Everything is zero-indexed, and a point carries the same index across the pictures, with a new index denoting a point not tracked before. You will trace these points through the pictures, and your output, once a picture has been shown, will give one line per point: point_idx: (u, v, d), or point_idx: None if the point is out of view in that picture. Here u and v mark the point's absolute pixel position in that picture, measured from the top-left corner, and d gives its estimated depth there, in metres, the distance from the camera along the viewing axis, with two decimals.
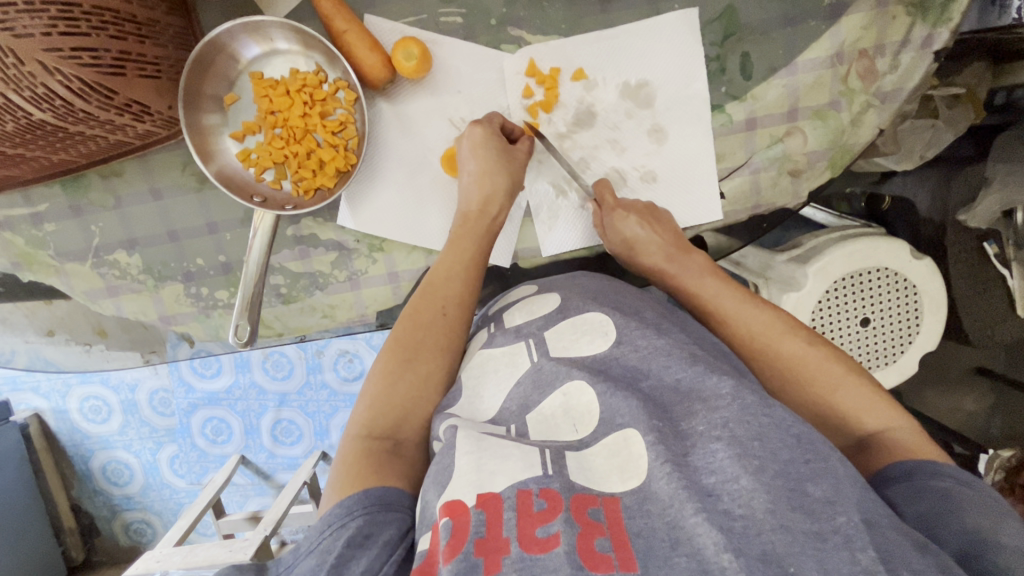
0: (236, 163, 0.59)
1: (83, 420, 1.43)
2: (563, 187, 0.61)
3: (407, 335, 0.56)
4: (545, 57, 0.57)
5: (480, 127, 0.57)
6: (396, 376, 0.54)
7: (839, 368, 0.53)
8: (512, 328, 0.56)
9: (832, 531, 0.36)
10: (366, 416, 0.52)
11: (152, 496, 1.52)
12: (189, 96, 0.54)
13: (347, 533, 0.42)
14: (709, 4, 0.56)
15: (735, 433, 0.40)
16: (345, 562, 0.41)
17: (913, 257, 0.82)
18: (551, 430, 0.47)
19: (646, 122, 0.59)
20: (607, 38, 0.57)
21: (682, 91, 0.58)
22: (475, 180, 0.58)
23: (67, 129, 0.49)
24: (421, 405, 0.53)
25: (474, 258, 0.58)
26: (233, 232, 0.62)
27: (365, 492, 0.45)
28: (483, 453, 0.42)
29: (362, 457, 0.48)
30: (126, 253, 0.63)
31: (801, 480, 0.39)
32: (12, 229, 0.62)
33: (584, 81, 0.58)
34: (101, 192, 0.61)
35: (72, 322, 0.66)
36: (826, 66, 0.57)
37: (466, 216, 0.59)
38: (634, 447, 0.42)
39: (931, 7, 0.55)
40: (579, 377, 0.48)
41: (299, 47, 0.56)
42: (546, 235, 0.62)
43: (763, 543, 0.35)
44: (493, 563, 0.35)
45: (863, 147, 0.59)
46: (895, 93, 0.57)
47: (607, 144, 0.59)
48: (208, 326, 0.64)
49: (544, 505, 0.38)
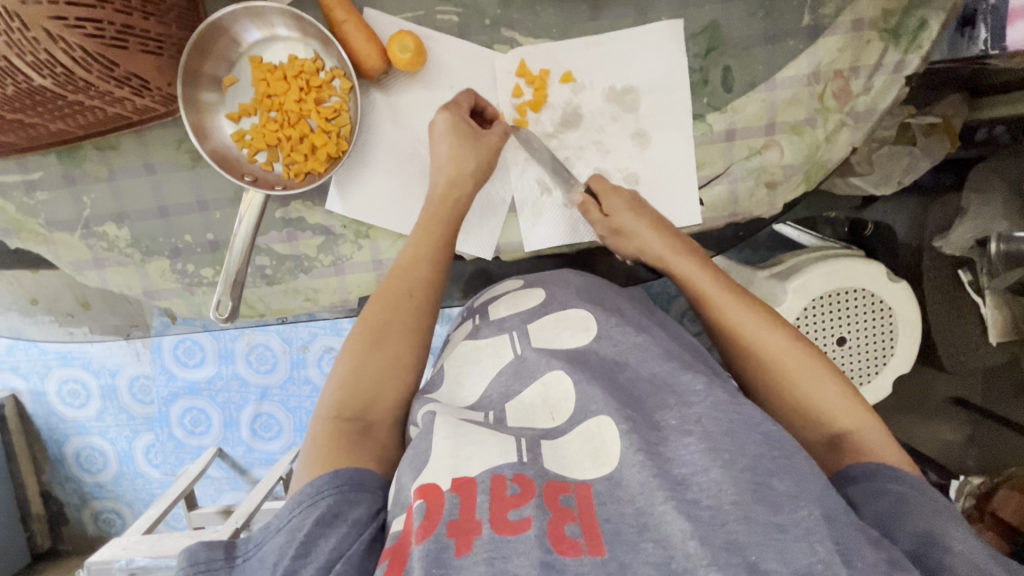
0: (229, 142, 0.60)
1: (60, 404, 1.42)
2: (547, 185, 0.62)
3: (376, 314, 0.57)
4: (535, 58, 0.59)
5: (448, 113, 0.59)
6: (364, 357, 0.55)
7: (817, 367, 0.54)
8: (496, 321, 0.59)
9: (790, 524, 0.37)
10: (336, 397, 0.53)
11: (123, 485, 1.50)
12: (187, 74, 0.56)
13: (316, 512, 0.43)
14: (695, 18, 0.59)
15: (706, 428, 0.43)
16: (314, 540, 0.42)
17: (890, 281, 0.83)
18: (529, 417, 0.49)
19: (630, 127, 0.61)
20: (596, 44, 0.59)
21: (666, 99, 0.60)
22: (447, 165, 0.59)
23: (67, 97, 0.50)
24: (391, 387, 0.54)
25: (441, 243, 0.60)
26: (223, 211, 0.63)
27: (336, 472, 0.46)
28: (461, 439, 0.44)
29: (332, 438, 0.50)
30: (116, 225, 0.63)
31: (768, 475, 0.40)
32: (4, 195, 0.62)
33: (572, 83, 0.60)
34: (95, 164, 0.62)
35: (55, 295, 0.67)
36: (803, 84, 0.59)
37: (435, 199, 0.60)
38: (607, 434, 0.44)
39: (903, 33, 0.58)
40: (558, 366, 0.50)
41: (298, 34, 0.58)
42: (529, 230, 0.63)
43: (728, 532, 0.36)
44: (465, 544, 0.37)
45: (836, 163, 0.61)
46: (868, 113, 0.60)
47: (592, 145, 0.62)
48: (191, 303, 0.65)
49: (518, 490, 0.40)
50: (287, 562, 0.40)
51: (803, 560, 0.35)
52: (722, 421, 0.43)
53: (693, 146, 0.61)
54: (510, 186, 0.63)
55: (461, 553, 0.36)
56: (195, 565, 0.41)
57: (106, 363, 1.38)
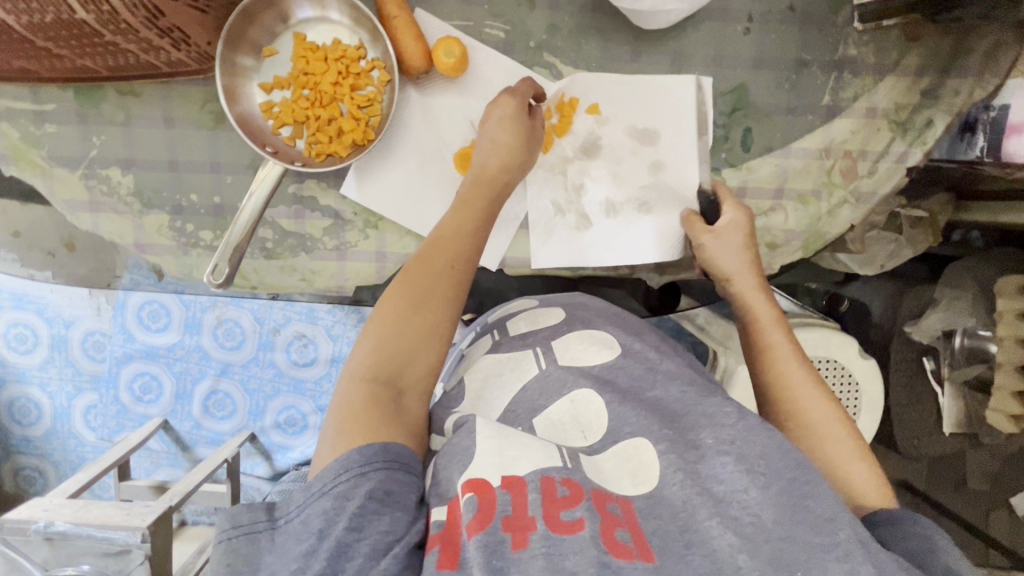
0: (257, 111, 0.60)
1: (4, 348, 1.42)
2: (561, 207, 0.63)
3: (422, 273, 0.53)
4: (569, 87, 0.61)
5: (511, 100, 0.58)
6: (404, 321, 0.51)
7: (851, 446, 0.54)
8: (518, 335, 0.63)
9: (831, 545, 0.41)
10: (371, 360, 0.49)
11: (54, 444, 1.49)
12: (232, 34, 0.55)
13: (368, 485, 0.42)
14: (726, 78, 0.61)
15: (742, 450, 0.47)
16: (365, 514, 0.41)
17: (859, 354, 0.87)
18: (559, 434, 0.54)
19: (647, 160, 0.63)
20: (625, 83, 0.61)
21: (688, 145, 0.62)
22: (501, 147, 0.58)
23: (104, 37, 0.50)
24: (423, 357, 0.51)
25: (484, 217, 0.58)
26: (235, 176, 0.62)
27: (385, 446, 0.44)
28: (504, 439, 0.48)
29: (370, 403, 0.47)
30: (121, 172, 0.62)
31: (803, 499, 0.44)
32: (9, 120, 0.60)
33: (597, 115, 0.62)
34: (114, 107, 0.61)
35: (42, 229, 0.64)
36: (815, 157, 0.63)
37: (481, 174, 0.59)
38: (644, 454, 0.49)
39: (910, 128, 0.62)
40: (586, 386, 0.56)
41: (348, 21, 0.59)
42: (539, 247, 0.63)
43: (773, 549, 0.41)
44: (521, 539, 0.40)
45: (834, 236, 0.65)
46: (869, 195, 0.64)
47: (608, 173, 0.63)
48: (182, 264, 0.64)
49: (567, 492, 0.44)
50: (339, 533, 0.40)
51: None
52: (758, 442, 0.48)
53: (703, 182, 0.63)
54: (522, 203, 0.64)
55: (518, 547, 0.40)
56: (237, 527, 0.41)
57: (63, 313, 1.38)
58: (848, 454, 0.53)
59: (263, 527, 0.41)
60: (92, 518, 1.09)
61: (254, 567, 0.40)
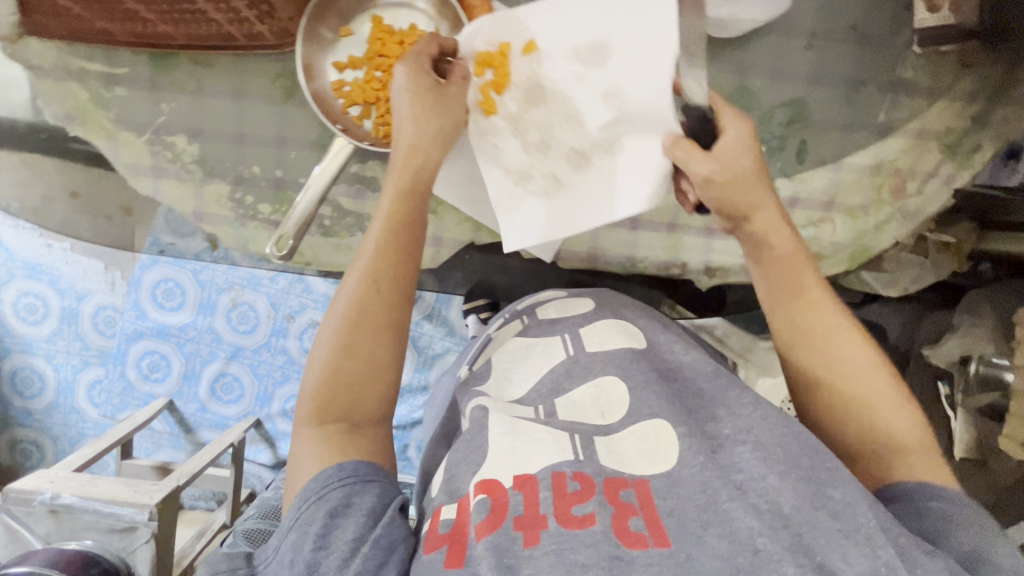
0: (329, 89, 0.60)
1: (14, 317, 1.41)
2: (523, 175, 0.59)
3: (354, 303, 0.53)
4: (499, 33, 0.57)
5: (406, 70, 0.55)
6: (337, 360, 0.52)
7: (890, 397, 0.52)
8: (546, 322, 0.65)
9: (849, 530, 0.41)
10: (315, 404, 0.51)
11: (54, 418, 1.47)
12: (319, 9, 0.57)
13: (327, 505, 0.46)
14: (785, 89, 0.63)
15: (758, 438, 0.48)
16: (330, 531, 0.45)
17: None
18: (580, 414, 0.55)
19: (600, 86, 0.56)
20: (548, 6, 0.56)
21: (644, 50, 0.52)
22: (411, 117, 0.55)
23: (195, 4, 0.51)
24: (369, 386, 0.52)
25: (410, 225, 0.56)
26: (299, 152, 0.63)
27: (340, 465, 0.49)
28: (517, 437, 0.50)
29: (322, 444, 0.50)
30: (186, 140, 0.62)
31: (824, 484, 0.44)
32: (81, 81, 0.61)
33: (535, 53, 0.57)
34: (186, 75, 0.61)
35: (98, 196, 0.65)
36: (866, 173, 0.65)
37: (410, 175, 0.56)
38: (662, 435, 0.49)
39: (959, 151, 0.64)
40: (611, 373, 0.57)
41: (430, 10, 0.61)
42: (509, 226, 0.59)
43: (793, 534, 0.42)
44: (532, 536, 0.43)
45: (880, 252, 0.67)
46: (915, 214, 0.66)
47: (562, 121, 0.58)
48: (239, 236, 0.65)
49: (577, 487, 0.45)
50: (306, 555, 0.44)
51: (864, 567, 0.40)
52: (775, 432, 0.48)
53: (679, 92, 0.53)
54: None
55: (530, 544, 0.42)
56: (216, 574, 0.46)
57: (75, 286, 1.37)
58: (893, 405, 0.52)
59: (243, 573, 0.47)
60: (99, 493, 1.08)
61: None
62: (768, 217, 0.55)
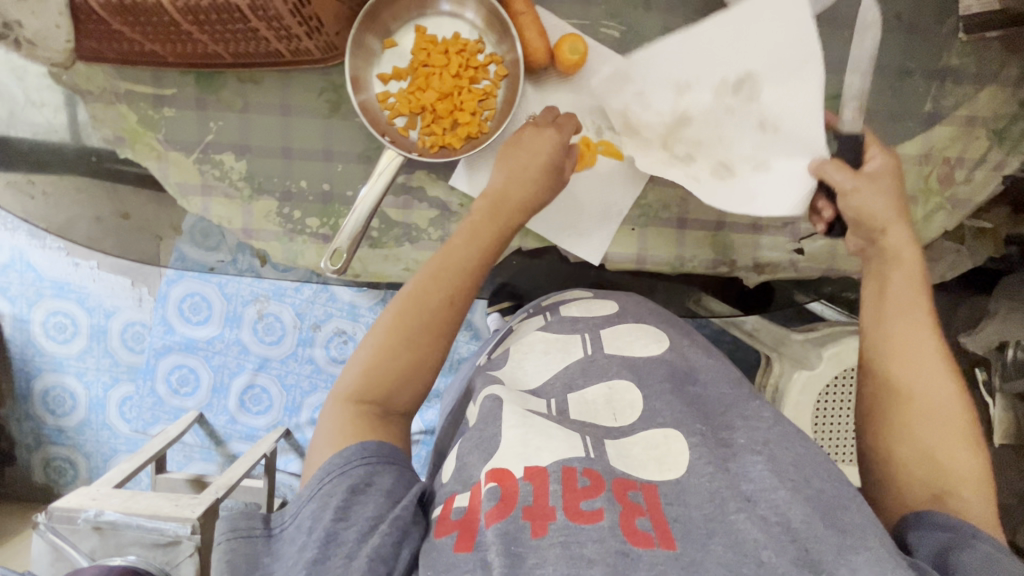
0: (374, 101, 0.61)
1: (43, 336, 1.42)
2: (662, 172, 0.61)
3: (408, 305, 0.59)
4: (647, 64, 0.60)
5: (556, 133, 0.60)
6: (394, 352, 0.58)
7: (960, 449, 0.53)
8: (568, 318, 0.68)
9: (863, 546, 0.46)
10: (356, 381, 0.58)
11: (86, 435, 1.48)
12: (363, 22, 0.57)
13: (348, 481, 0.51)
14: (831, 82, 0.62)
15: (773, 452, 0.53)
16: (350, 505, 0.50)
17: None
18: (590, 411, 0.59)
19: (754, 114, 0.60)
20: (723, 25, 0.59)
21: (794, 73, 0.57)
22: (505, 173, 0.61)
23: (248, 21, 0.52)
24: (414, 379, 0.59)
25: (474, 266, 0.61)
26: (347, 165, 0.63)
27: (362, 444, 0.54)
28: (530, 430, 0.54)
29: (356, 421, 0.56)
30: (234, 157, 0.63)
31: (834, 508, 0.49)
32: (129, 103, 0.61)
33: (678, 85, 0.61)
34: (232, 93, 0.62)
35: (150, 214, 0.64)
36: (913, 163, 0.64)
37: (484, 213, 0.61)
38: (673, 443, 0.54)
39: (1007, 138, 0.63)
40: (626, 378, 0.61)
41: (472, 19, 0.61)
42: (629, 211, 0.63)
43: (799, 548, 0.45)
44: (541, 526, 0.46)
45: (927, 242, 0.66)
46: (964, 202, 0.65)
47: (715, 128, 0.61)
48: (288, 250, 0.65)
49: (587, 483, 0.49)
50: (326, 525, 0.49)
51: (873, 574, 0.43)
52: (792, 452, 0.53)
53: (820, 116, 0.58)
54: (634, 199, 0.64)
55: (537, 534, 0.46)
56: (237, 530, 0.50)
57: (103, 303, 1.38)
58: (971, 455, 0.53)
59: (261, 534, 0.51)
60: (142, 509, 1.09)
61: (253, 565, 0.49)
62: (912, 313, 0.58)
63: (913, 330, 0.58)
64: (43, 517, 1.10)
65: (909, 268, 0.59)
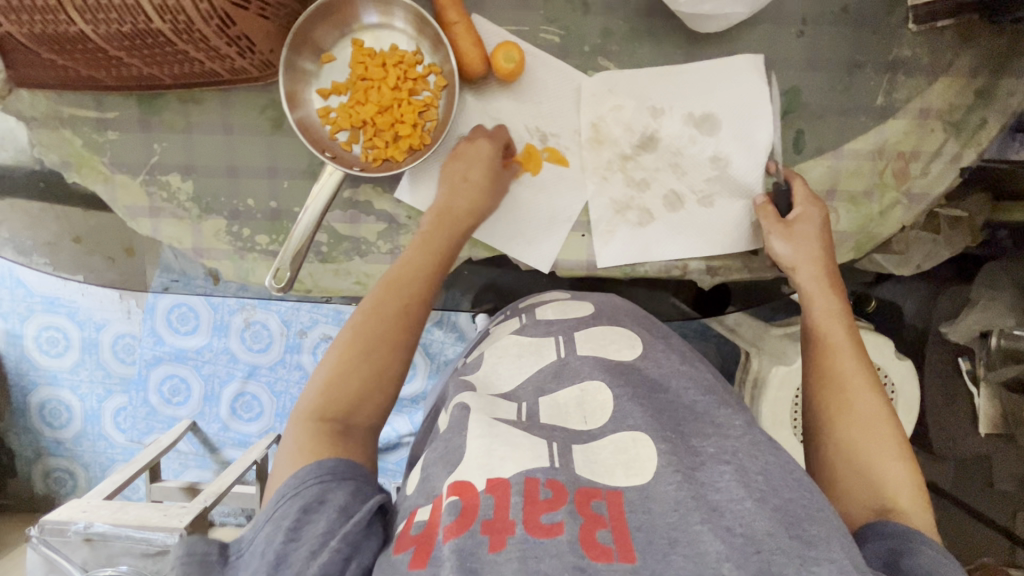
0: (316, 117, 0.61)
1: (36, 350, 1.38)
2: (621, 207, 0.63)
3: (370, 317, 0.57)
4: (619, 90, 0.61)
5: (489, 143, 0.61)
6: (352, 365, 0.55)
7: (895, 456, 0.53)
8: (543, 322, 0.64)
9: (823, 559, 0.39)
10: (315, 398, 0.53)
11: (84, 445, 1.44)
12: (297, 38, 0.56)
13: (301, 501, 0.46)
14: (778, 80, 0.62)
15: (742, 463, 0.46)
16: (302, 525, 0.44)
17: (894, 355, 0.86)
18: (561, 416, 0.53)
19: (709, 149, 0.62)
20: (679, 71, 0.61)
21: (746, 124, 0.61)
22: (449, 185, 0.61)
23: (175, 45, 0.51)
24: (372, 395, 0.55)
25: (431, 278, 0.60)
26: (292, 181, 0.63)
27: (319, 463, 0.48)
28: (494, 439, 0.48)
29: (313, 439, 0.51)
30: (180, 178, 0.63)
31: (798, 519, 0.42)
32: (73, 128, 0.62)
33: (653, 110, 0.62)
34: (174, 114, 0.62)
35: (101, 236, 0.65)
36: (867, 159, 0.63)
37: (442, 225, 0.61)
38: (642, 449, 0.48)
39: (964, 129, 0.62)
40: (598, 379, 0.55)
41: (409, 28, 0.60)
42: (602, 250, 0.64)
43: (761, 560, 0.39)
44: (499, 541, 0.40)
45: (886, 238, 0.65)
46: (922, 196, 0.63)
47: (668, 168, 0.63)
48: (239, 268, 0.65)
49: (550, 495, 0.43)
50: (277, 547, 0.43)
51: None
52: (759, 460, 0.47)
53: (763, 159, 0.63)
54: (581, 206, 0.64)
55: (495, 549, 0.40)
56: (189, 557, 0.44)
57: (93, 316, 1.35)
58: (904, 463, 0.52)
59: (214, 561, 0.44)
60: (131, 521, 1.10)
61: None
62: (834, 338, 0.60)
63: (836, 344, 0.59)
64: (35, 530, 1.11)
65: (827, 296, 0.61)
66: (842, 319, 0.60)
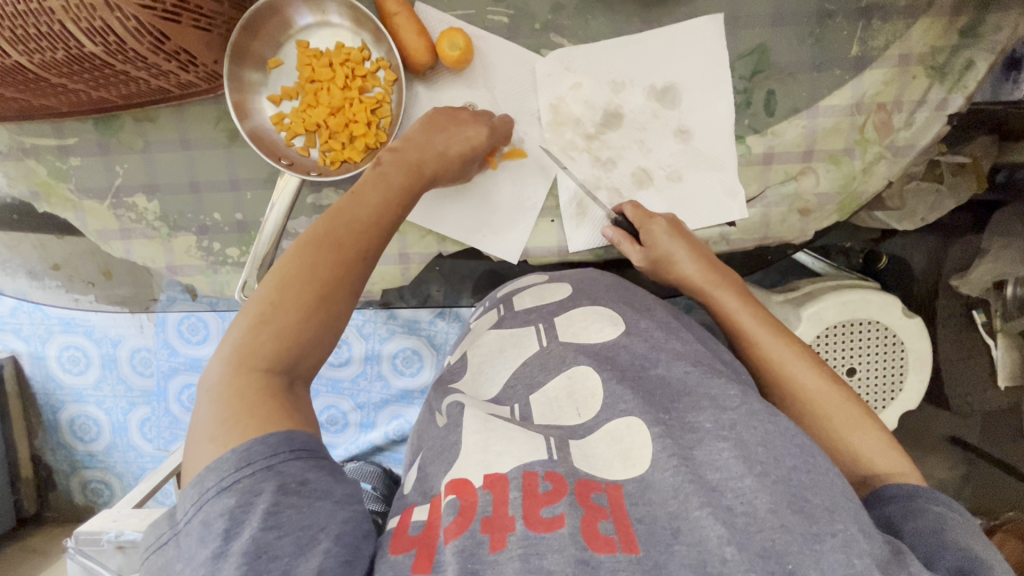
0: (269, 125, 0.60)
1: (59, 370, 1.18)
2: (591, 187, 0.62)
3: (324, 249, 0.46)
4: (577, 66, 0.59)
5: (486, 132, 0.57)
6: (307, 308, 0.44)
7: (855, 412, 0.52)
8: (522, 310, 0.58)
9: (828, 534, 0.37)
10: (255, 341, 0.42)
11: (115, 457, 1.24)
12: (237, 48, 0.56)
13: (276, 479, 0.38)
14: (743, 39, 0.59)
15: (742, 436, 0.42)
16: (282, 510, 0.37)
17: (903, 314, 0.75)
18: (555, 411, 0.49)
19: (673, 123, 0.60)
20: (635, 42, 0.59)
21: (708, 93, 0.59)
22: (422, 130, 0.56)
23: (114, 67, 0.51)
24: (323, 347, 0.45)
25: (388, 219, 0.51)
26: (254, 191, 0.62)
27: (292, 433, 0.40)
28: (491, 434, 0.44)
29: (263, 400, 0.41)
30: (146, 198, 0.63)
31: (801, 488, 0.39)
32: (37, 158, 0.63)
33: (613, 84, 0.60)
34: (132, 134, 0.62)
35: (78, 261, 0.65)
36: (845, 114, 0.59)
37: (406, 161, 0.54)
38: (637, 436, 0.43)
39: (950, 72, 0.58)
40: (585, 363, 0.50)
41: (349, 23, 0.58)
42: (573, 232, 0.63)
43: (766, 540, 0.36)
44: (499, 540, 0.36)
45: (871, 196, 0.61)
46: (907, 148, 0.60)
47: (634, 145, 0.61)
48: (214, 282, 0.65)
49: (549, 488, 0.39)
50: (253, 535, 0.36)
51: (842, 569, 0.36)
52: (757, 430, 0.42)
53: (731, 125, 0.60)
54: (547, 191, 0.62)
55: (496, 549, 0.36)
56: (151, 548, 0.39)
57: (108, 331, 1.13)
58: (863, 422, 0.51)
59: (171, 539, 0.38)
60: None
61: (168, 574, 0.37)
62: (751, 327, 0.56)
63: (750, 328, 0.56)
64: (73, 541, 1.04)
65: (724, 291, 0.58)
66: (746, 302, 0.58)
